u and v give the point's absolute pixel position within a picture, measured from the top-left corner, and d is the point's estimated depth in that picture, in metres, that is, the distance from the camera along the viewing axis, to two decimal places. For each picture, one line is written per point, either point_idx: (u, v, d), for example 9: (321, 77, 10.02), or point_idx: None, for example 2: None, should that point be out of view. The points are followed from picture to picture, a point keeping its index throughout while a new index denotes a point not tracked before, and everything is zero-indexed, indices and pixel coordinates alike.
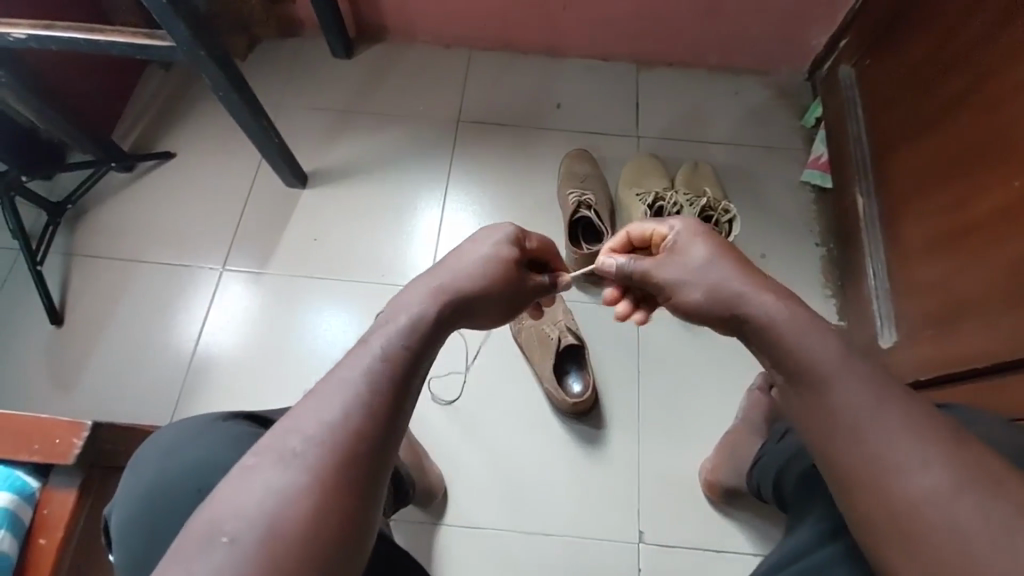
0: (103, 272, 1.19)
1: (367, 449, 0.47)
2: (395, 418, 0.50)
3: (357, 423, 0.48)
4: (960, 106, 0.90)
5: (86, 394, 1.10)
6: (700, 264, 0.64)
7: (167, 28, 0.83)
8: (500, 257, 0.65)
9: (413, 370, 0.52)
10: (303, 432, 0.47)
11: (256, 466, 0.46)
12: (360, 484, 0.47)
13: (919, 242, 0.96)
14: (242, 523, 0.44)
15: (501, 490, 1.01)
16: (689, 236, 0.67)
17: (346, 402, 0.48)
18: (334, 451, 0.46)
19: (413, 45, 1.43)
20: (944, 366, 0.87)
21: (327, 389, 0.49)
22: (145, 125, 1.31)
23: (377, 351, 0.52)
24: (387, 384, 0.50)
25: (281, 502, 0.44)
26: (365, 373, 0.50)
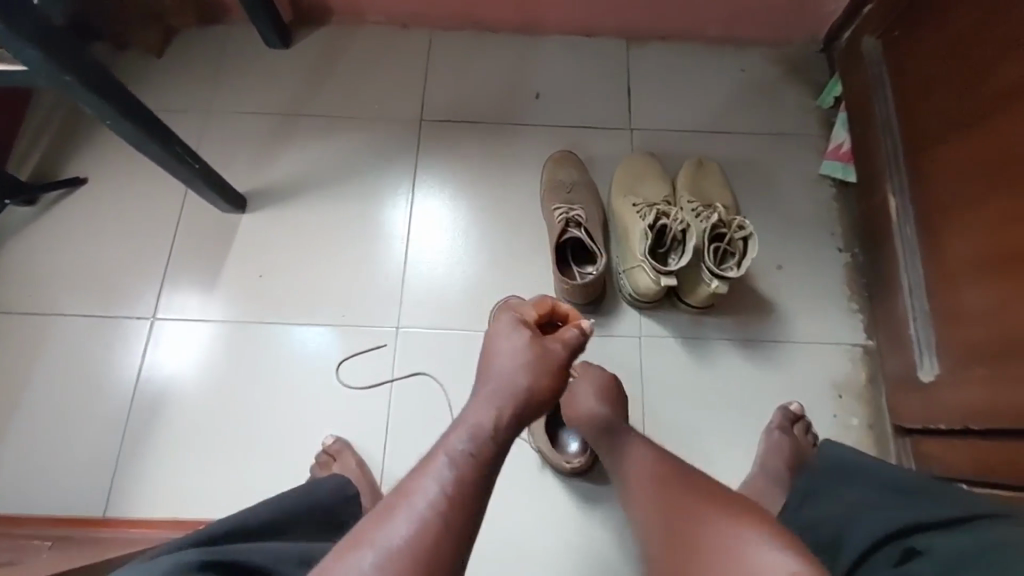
0: (11, 332, 1.01)
1: (445, 565, 0.45)
2: (472, 528, 0.48)
3: (436, 537, 0.46)
4: (1021, 98, 0.73)
5: (9, 481, 0.95)
6: (597, 403, 0.83)
7: (14, 53, 0.63)
8: (531, 350, 0.54)
9: (487, 477, 0.50)
10: (380, 545, 0.45)
11: (332, 571, 0.45)
12: None
13: (967, 261, 0.81)
14: None
15: (493, 561, 0.89)
16: (589, 374, 0.87)
17: (423, 515, 0.46)
18: (409, 564, 0.44)
19: (362, 28, 1.21)
20: (1001, 415, 0.74)
21: (402, 500, 0.48)
22: (46, 146, 1.10)
23: (449, 458, 0.49)
24: (466, 495, 0.48)
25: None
26: (439, 483, 0.48)
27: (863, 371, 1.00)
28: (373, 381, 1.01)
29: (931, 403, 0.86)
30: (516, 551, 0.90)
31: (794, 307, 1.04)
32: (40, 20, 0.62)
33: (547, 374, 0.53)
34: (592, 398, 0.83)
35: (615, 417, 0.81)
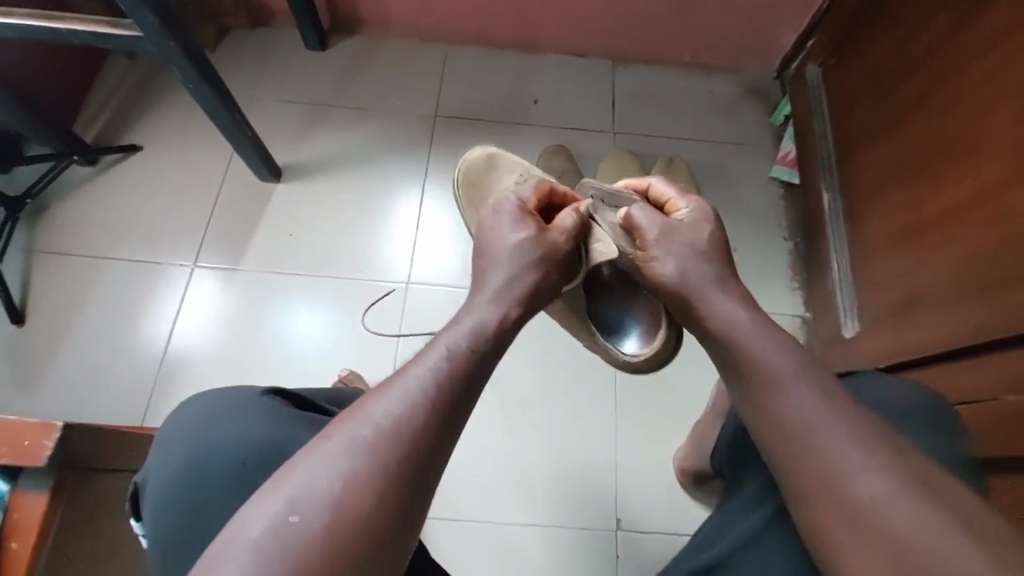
0: (68, 270, 1.15)
1: (429, 446, 0.47)
2: (457, 419, 0.50)
3: (423, 419, 0.48)
4: (918, 108, 0.94)
5: (55, 396, 1.07)
6: (702, 245, 0.64)
7: (134, 17, 0.81)
8: (532, 245, 0.64)
9: (477, 372, 0.53)
10: (372, 423, 0.47)
11: (322, 446, 0.47)
12: (414, 472, 0.46)
13: (881, 237, 1.01)
14: (310, 501, 0.44)
15: (484, 479, 1.04)
16: (703, 219, 0.66)
17: (415, 398, 0.49)
18: (400, 440, 0.47)
19: (389, 37, 1.42)
20: (901, 353, 0.93)
21: (397, 384, 0.50)
22: (109, 117, 1.27)
23: (444, 352, 0.52)
24: (453, 384, 0.51)
25: (346, 489, 0.44)
26: (432, 373, 0.51)
27: (802, 337, 1.19)
28: (384, 327, 1.16)
29: (854, 355, 1.04)
30: (501, 472, 1.05)
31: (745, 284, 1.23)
32: None
33: (551, 267, 0.64)
34: (689, 233, 0.65)
35: (707, 249, 0.64)
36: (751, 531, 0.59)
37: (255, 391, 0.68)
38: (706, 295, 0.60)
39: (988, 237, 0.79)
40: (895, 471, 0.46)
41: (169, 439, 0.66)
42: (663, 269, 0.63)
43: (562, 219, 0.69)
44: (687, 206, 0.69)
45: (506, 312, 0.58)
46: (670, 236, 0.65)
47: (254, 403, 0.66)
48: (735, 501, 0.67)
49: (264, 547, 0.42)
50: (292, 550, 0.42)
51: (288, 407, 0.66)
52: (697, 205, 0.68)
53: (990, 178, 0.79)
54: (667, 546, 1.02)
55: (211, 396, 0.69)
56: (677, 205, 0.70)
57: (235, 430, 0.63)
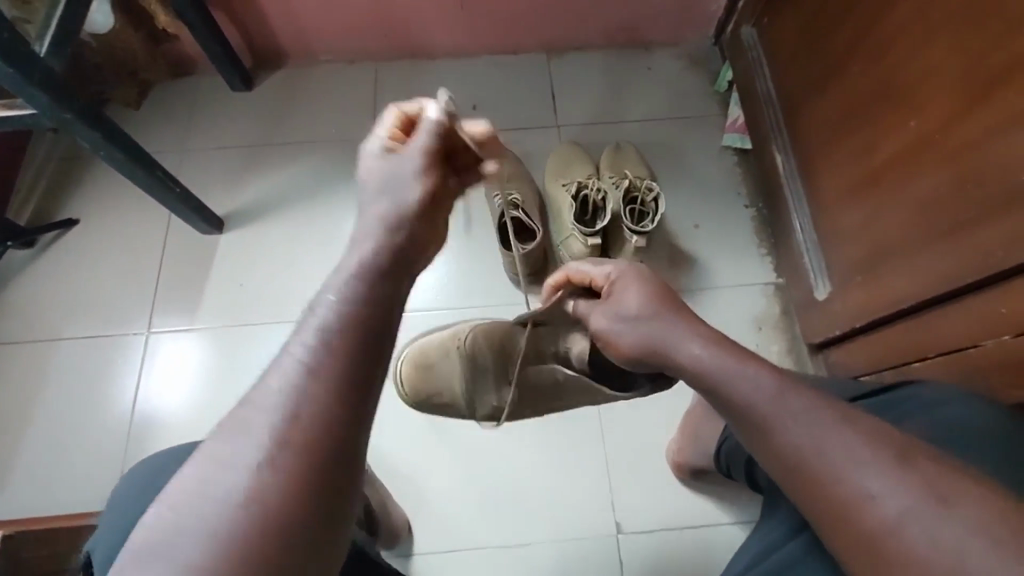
0: (19, 358, 1.12)
1: (326, 427, 0.40)
2: (363, 386, 0.42)
3: (325, 381, 0.41)
4: (853, 55, 0.91)
5: (24, 488, 1.04)
6: (637, 309, 0.63)
7: (25, 98, 0.79)
8: (445, 177, 0.54)
9: (372, 323, 0.44)
10: (265, 402, 0.41)
11: (218, 435, 0.41)
12: (315, 457, 0.39)
13: (837, 191, 0.98)
14: (196, 500, 0.38)
15: (473, 502, 1.02)
16: (630, 281, 0.67)
17: (306, 368, 0.41)
18: (294, 419, 0.40)
19: (315, 65, 1.38)
20: (875, 310, 0.90)
21: (289, 355, 0.42)
22: (41, 196, 1.24)
23: (333, 302, 0.44)
24: (347, 345, 0.42)
25: (235, 485, 0.38)
26: (322, 330, 0.42)
27: (778, 305, 1.17)
28: None
29: (830, 316, 1.02)
30: (488, 491, 1.02)
31: (712, 259, 1.21)
32: (45, 70, 0.79)
33: (458, 206, 0.54)
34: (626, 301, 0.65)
35: (648, 308, 0.62)
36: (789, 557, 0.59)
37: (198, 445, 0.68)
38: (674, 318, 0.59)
39: (942, 177, 0.76)
40: (864, 460, 0.43)
41: (115, 510, 0.64)
42: (619, 347, 0.65)
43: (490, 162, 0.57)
44: (610, 275, 0.70)
45: (394, 258, 0.47)
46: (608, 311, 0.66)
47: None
48: (763, 529, 0.67)
49: (155, 547, 0.37)
50: (175, 551, 0.37)
51: None
52: (617, 271, 0.69)
53: (934, 116, 0.76)
54: (694, 552, 0.98)
55: (158, 460, 0.68)
56: (600, 280, 0.71)
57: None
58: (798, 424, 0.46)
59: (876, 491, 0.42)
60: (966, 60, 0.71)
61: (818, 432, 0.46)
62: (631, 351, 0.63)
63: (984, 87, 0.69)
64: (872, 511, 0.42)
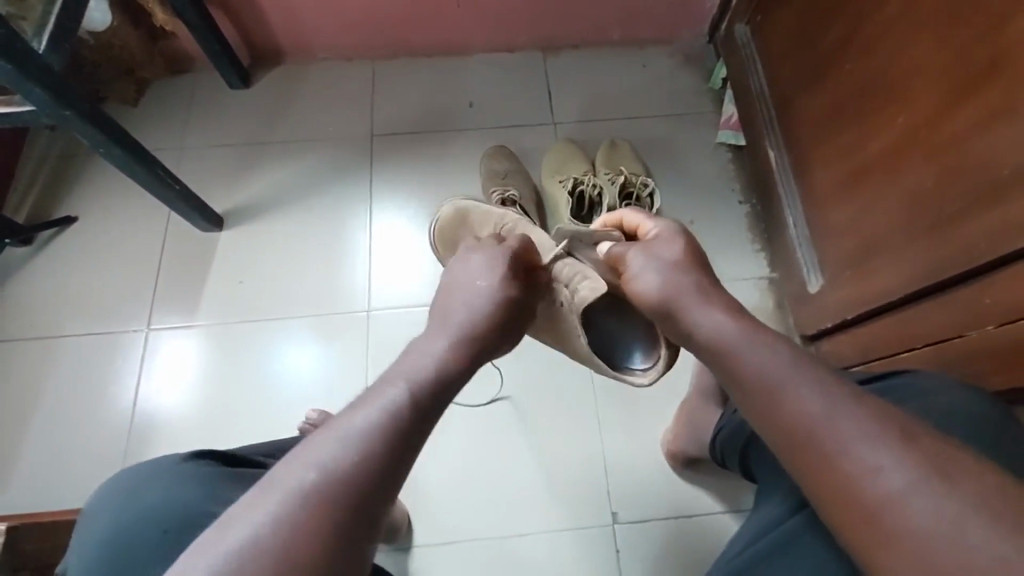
0: (18, 355, 1.12)
1: (374, 498, 0.42)
2: (406, 470, 0.45)
3: (375, 456, 0.43)
4: (844, 51, 0.92)
5: (26, 484, 1.04)
6: (674, 263, 0.62)
7: (24, 95, 0.80)
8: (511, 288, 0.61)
9: (429, 418, 0.48)
10: (326, 462, 0.42)
11: (271, 487, 0.42)
12: (358, 526, 0.41)
13: (829, 186, 0.99)
14: (244, 550, 0.39)
15: (471, 494, 1.03)
16: (672, 236, 0.66)
17: (369, 440, 0.44)
18: (350, 487, 0.42)
19: (312, 63, 1.39)
20: (866, 302, 0.91)
21: (353, 423, 0.45)
22: (39, 193, 1.24)
23: (402, 389, 0.48)
24: (408, 430, 0.46)
25: (283, 542, 0.39)
26: (388, 411, 0.46)
27: (771, 298, 1.19)
28: (351, 355, 1.13)
29: (822, 309, 1.03)
30: (486, 482, 1.04)
31: (707, 254, 1.23)
32: (44, 67, 0.80)
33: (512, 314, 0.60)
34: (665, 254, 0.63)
35: (683, 268, 0.61)
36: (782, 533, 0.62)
37: (178, 456, 0.71)
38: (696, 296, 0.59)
39: (930, 171, 0.77)
40: (856, 442, 0.44)
41: (97, 515, 0.67)
42: (643, 296, 0.63)
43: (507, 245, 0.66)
44: (653, 230, 0.69)
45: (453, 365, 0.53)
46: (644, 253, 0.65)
47: (177, 467, 0.69)
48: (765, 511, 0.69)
49: None
50: None
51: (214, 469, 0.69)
52: (664, 229, 0.67)
53: (922, 111, 0.78)
54: (693, 537, 1.00)
55: (145, 470, 0.70)
56: (648, 231, 0.70)
57: (159, 495, 0.65)
58: (793, 405, 0.48)
59: (865, 471, 0.43)
60: (953, 55, 0.73)
61: (810, 416, 0.47)
62: (657, 299, 0.61)
63: (971, 81, 0.71)
64: (863, 492, 0.43)
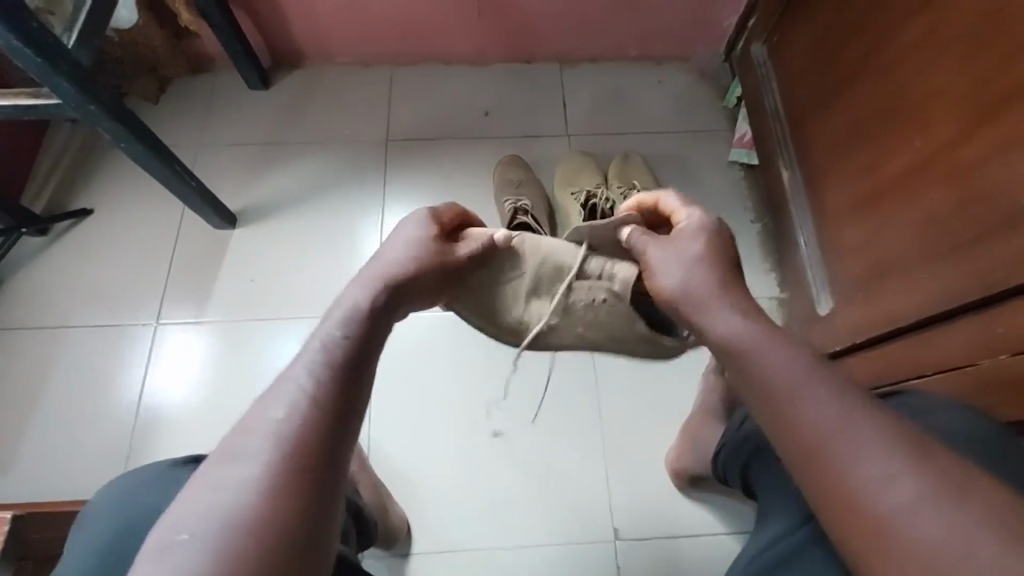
0: (28, 344, 1.13)
1: (320, 443, 0.47)
2: (345, 412, 0.49)
3: (308, 409, 0.48)
4: (861, 76, 0.93)
5: (29, 473, 1.04)
6: (702, 267, 0.60)
7: (50, 87, 0.81)
8: (424, 238, 0.64)
9: (356, 363, 0.52)
10: (262, 429, 0.46)
11: (214, 465, 0.45)
12: (314, 468, 0.46)
13: (842, 208, 0.99)
14: (199, 519, 0.42)
15: (471, 504, 1.02)
16: (702, 233, 0.63)
17: (299, 397, 0.48)
18: (291, 438, 0.46)
19: (331, 67, 1.40)
20: (876, 325, 0.91)
21: (278, 391, 0.49)
22: (56, 185, 1.26)
23: (320, 348, 0.52)
24: (332, 377, 0.50)
25: (241, 500, 0.43)
26: (312, 369, 0.50)
27: (780, 318, 1.19)
28: None
29: (832, 331, 1.03)
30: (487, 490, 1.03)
31: None
32: (72, 60, 0.81)
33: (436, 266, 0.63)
34: (691, 258, 0.61)
35: (710, 274, 0.59)
36: (792, 547, 0.63)
37: (176, 461, 0.72)
38: (718, 300, 0.57)
39: (946, 197, 0.77)
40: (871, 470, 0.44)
41: (103, 512, 0.67)
42: (656, 282, 0.62)
43: (468, 244, 0.66)
44: (690, 217, 0.65)
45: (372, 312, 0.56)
46: (674, 250, 0.62)
47: (180, 471, 0.70)
48: (764, 530, 0.69)
49: (161, 566, 0.40)
50: (183, 569, 0.40)
51: None
52: (697, 222, 0.64)
53: (939, 139, 0.78)
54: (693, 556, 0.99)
55: (144, 472, 0.71)
56: (680, 216, 0.66)
57: (162, 496, 0.66)
58: (806, 415, 0.48)
59: None
60: (974, 80, 0.73)
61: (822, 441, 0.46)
62: (671, 291, 0.60)
63: (989, 109, 0.71)
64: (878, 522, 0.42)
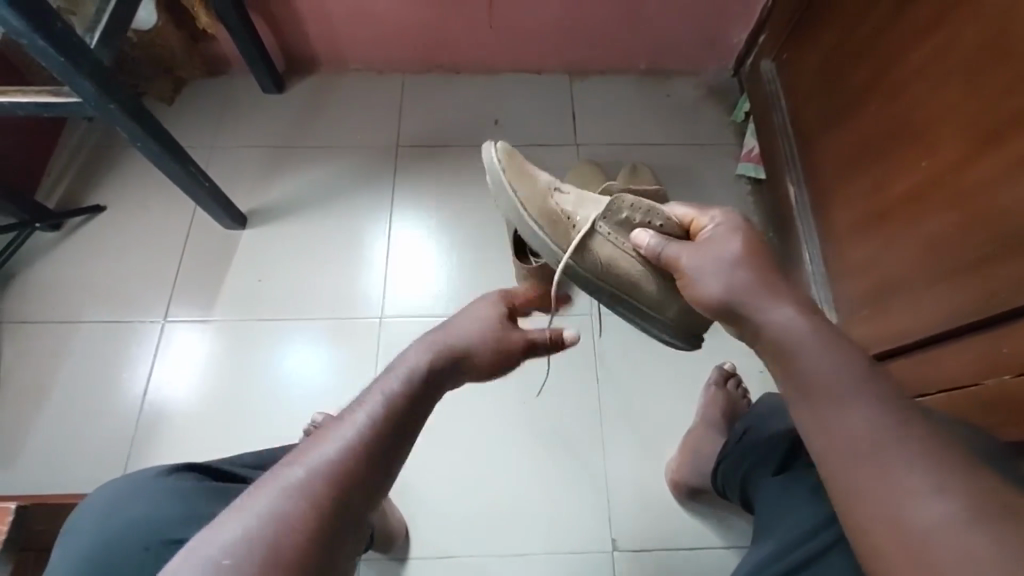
0: (37, 337, 1.15)
1: (364, 503, 0.46)
2: (388, 474, 0.49)
3: (364, 461, 0.48)
4: (869, 95, 0.94)
5: (32, 465, 1.05)
6: (738, 266, 0.61)
7: (72, 86, 0.83)
8: (489, 310, 0.66)
9: (410, 425, 0.53)
10: (315, 467, 0.46)
11: (261, 492, 0.45)
12: (348, 526, 0.45)
13: (848, 225, 1.00)
14: (239, 548, 0.41)
15: (469, 512, 1.02)
16: (731, 232, 0.65)
17: (356, 445, 0.48)
18: (341, 488, 0.45)
19: (344, 72, 1.42)
20: (880, 343, 0.91)
21: (338, 433, 0.49)
22: (70, 181, 1.28)
23: (383, 397, 0.53)
24: (391, 433, 0.50)
25: (282, 538, 0.42)
26: (371, 418, 0.50)
27: None
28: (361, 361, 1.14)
29: None
30: (485, 498, 1.03)
31: None
32: (95, 61, 0.83)
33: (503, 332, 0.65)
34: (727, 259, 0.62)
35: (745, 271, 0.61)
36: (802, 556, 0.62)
37: (164, 470, 0.71)
38: (764, 300, 0.59)
39: (950, 218, 0.78)
40: None
41: (99, 514, 0.68)
42: (702, 297, 0.64)
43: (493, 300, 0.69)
44: (711, 221, 0.68)
45: (438, 367, 0.58)
46: (703, 252, 0.65)
47: (165, 482, 0.69)
48: (762, 546, 0.68)
49: None
50: None
51: (194, 485, 0.69)
52: (723, 221, 0.67)
53: (944, 159, 0.79)
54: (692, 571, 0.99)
55: (129, 480, 0.71)
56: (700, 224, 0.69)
57: (141, 511, 0.66)
58: None
59: None
60: (979, 105, 0.74)
61: None
62: (717, 298, 0.62)
63: (994, 131, 0.72)
64: None
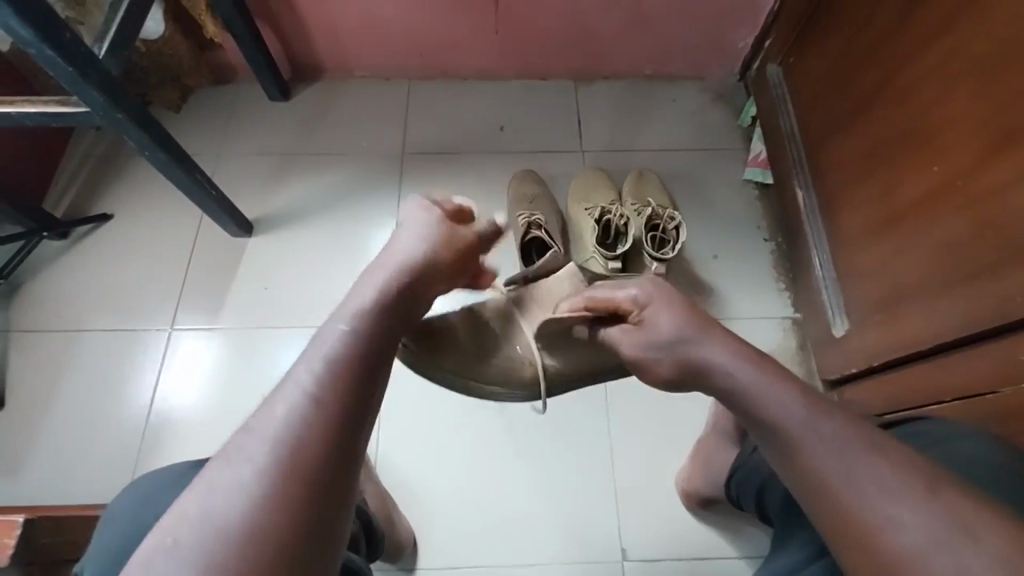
0: (44, 345, 1.15)
1: (317, 466, 0.46)
2: (346, 432, 0.48)
3: (308, 425, 0.47)
4: (877, 98, 0.93)
5: (39, 475, 1.05)
6: (684, 342, 0.62)
7: (79, 94, 0.83)
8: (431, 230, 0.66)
9: (361, 376, 0.51)
10: (260, 437, 0.47)
11: (217, 464, 0.47)
12: (308, 494, 0.45)
13: (857, 229, 0.99)
14: (192, 526, 0.44)
15: (478, 521, 1.01)
16: (663, 301, 0.67)
17: (297, 407, 0.48)
18: (285, 454, 0.46)
19: (350, 80, 1.42)
20: (892, 350, 0.90)
21: (281, 394, 0.49)
22: (78, 190, 1.28)
23: (326, 351, 0.52)
24: (337, 389, 0.49)
25: (233, 511, 0.44)
26: (313, 375, 0.50)
27: (794, 339, 1.18)
28: None
29: (845, 355, 1.02)
30: (494, 507, 1.02)
31: (727, 290, 1.22)
32: (104, 71, 0.83)
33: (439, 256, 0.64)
34: (669, 344, 0.64)
35: (688, 346, 0.62)
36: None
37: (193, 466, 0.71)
38: (705, 340, 0.61)
39: (961, 223, 0.77)
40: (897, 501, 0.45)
41: (114, 515, 0.67)
42: (660, 371, 0.66)
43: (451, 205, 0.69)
44: (636, 301, 0.68)
45: (383, 311, 0.57)
46: (646, 335, 0.66)
47: (194, 478, 0.69)
48: (778, 560, 0.67)
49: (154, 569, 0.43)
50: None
51: None
52: (645, 295, 0.68)
53: (955, 163, 0.78)
54: None
55: (151, 478, 0.71)
56: (622, 303, 0.70)
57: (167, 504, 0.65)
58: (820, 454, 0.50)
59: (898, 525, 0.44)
60: (992, 109, 0.73)
61: (849, 461, 0.48)
62: (672, 375, 0.65)
63: (1006, 136, 0.71)
64: (904, 543, 0.44)
